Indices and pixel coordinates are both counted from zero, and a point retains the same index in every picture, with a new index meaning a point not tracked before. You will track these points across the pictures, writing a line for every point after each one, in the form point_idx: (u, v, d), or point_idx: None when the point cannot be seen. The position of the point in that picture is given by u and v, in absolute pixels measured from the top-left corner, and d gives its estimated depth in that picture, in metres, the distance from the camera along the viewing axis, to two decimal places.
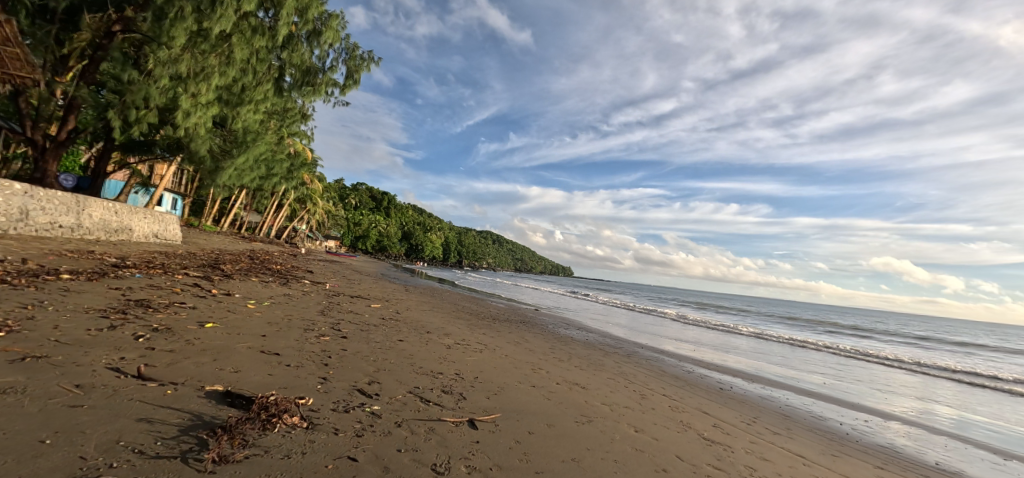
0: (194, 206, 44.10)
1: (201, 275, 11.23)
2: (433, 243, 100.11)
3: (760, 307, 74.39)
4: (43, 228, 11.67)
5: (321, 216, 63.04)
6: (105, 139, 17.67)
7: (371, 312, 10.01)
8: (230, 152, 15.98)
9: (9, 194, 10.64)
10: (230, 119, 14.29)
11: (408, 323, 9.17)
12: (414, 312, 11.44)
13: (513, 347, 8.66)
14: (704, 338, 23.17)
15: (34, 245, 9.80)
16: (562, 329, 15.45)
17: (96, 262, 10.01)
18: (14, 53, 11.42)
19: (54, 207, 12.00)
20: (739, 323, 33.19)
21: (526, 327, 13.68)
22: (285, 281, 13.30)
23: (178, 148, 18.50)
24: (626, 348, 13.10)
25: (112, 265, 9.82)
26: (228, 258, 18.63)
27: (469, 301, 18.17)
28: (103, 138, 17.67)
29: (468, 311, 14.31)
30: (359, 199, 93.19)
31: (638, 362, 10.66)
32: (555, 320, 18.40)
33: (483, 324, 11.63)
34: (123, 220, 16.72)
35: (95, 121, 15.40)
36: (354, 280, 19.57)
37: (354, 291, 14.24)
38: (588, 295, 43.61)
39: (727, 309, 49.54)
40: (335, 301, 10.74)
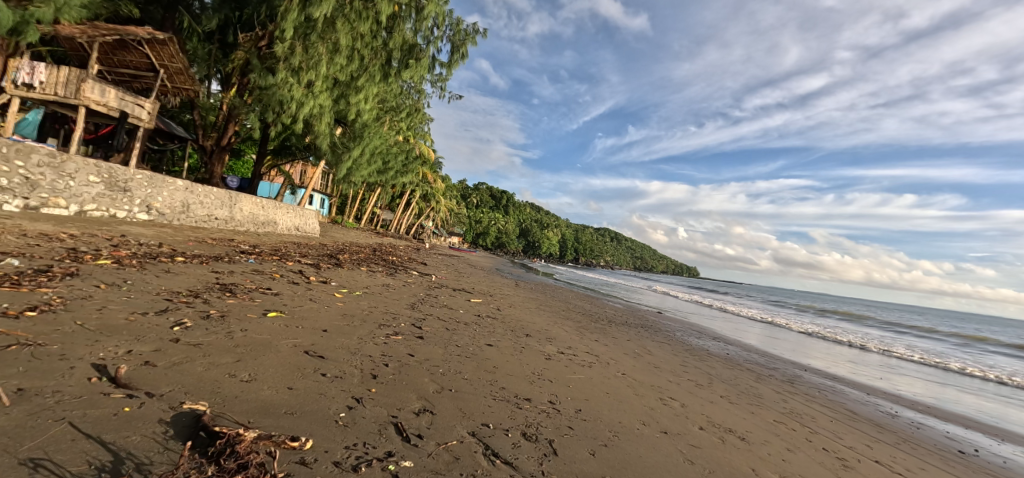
0: (340, 207, 51.38)
1: (314, 263, 11.67)
2: (543, 240, 99.97)
3: (974, 326, 55.36)
4: (201, 219, 13.61)
5: (441, 214, 67.75)
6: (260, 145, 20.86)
7: (464, 307, 8.91)
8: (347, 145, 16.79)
9: (175, 189, 12.43)
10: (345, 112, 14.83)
11: (503, 324, 7.78)
12: (515, 310, 10.03)
13: (632, 361, 6.58)
14: (900, 365, 17.08)
15: (184, 233, 11.25)
16: (695, 340, 12.41)
17: (228, 249, 11.08)
18: (177, 68, 13.33)
19: (209, 201, 13.90)
20: (954, 347, 24.29)
21: (646, 334, 11.18)
22: (387, 272, 13.20)
23: (309, 150, 20.77)
24: (786, 370, 9.62)
25: (240, 252, 10.73)
26: (350, 250, 20.05)
27: (579, 301, 16.20)
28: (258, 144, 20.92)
29: (577, 312, 12.40)
30: (478, 198, 97.80)
31: (813, 392, 7.34)
32: (683, 327, 15.28)
33: (594, 329, 9.65)
34: (269, 214, 19.21)
35: (246, 128, 18.18)
36: (461, 273, 19.23)
37: (456, 284, 13.57)
38: (722, 299, 37.50)
39: (928, 328, 37.47)
40: (431, 294, 9.91)
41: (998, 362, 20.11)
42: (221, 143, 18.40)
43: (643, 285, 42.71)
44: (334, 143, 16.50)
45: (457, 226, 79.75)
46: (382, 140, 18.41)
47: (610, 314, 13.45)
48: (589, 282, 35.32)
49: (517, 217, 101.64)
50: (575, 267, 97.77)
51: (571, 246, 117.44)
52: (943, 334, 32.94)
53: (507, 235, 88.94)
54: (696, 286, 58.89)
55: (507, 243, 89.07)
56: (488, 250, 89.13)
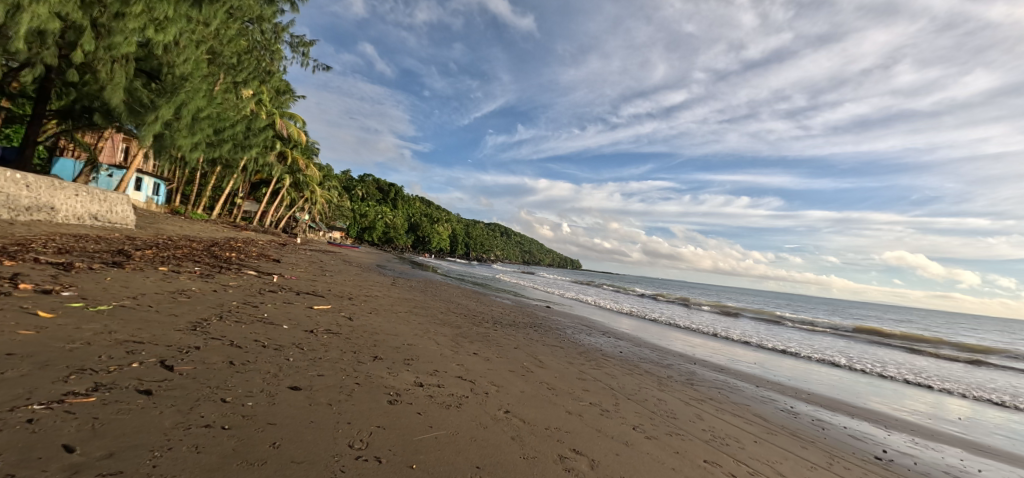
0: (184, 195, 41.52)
1: (74, 256, 7.71)
2: (442, 236, 97.10)
3: (785, 304, 69.86)
4: None
5: (323, 206, 60.24)
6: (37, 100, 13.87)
7: (299, 320, 6.35)
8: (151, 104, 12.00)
9: None
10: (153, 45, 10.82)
11: (347, 342, 5.51)
12: (374, 318, 7.73)
13: (521, 384, 5.03)
14: (752, 345, 19.22)
15: None
16: (587, 337, 11.61)
17: None
18: None
19: None
20: (778, 325, 29.25)
21: (536, 336, 9.88)
22: (205, 274, 9.51)
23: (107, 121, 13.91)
24: (678, 366, 9.23)
25: None
26: (173, 245, 15.05)
27: (465, 300, 14.44)
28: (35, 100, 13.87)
29: (460, 315, 10.60)
30: (368, 191, 90.26)
31: (712, 397, 6.75)
32: (574, 322, 14.74)
33: (476, 337, 7.91)
34: (41, 197, 12.35)
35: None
36: (327, 273, 15.84)
37: (307, 286, 10.53)
38: (606, 292, 40.03)
39: (759, 310, 44.97)
40: (251, 303, 6.99)
41: (812, 336, 24.32)
42: None
43: (534, 279, 43.12)
44: (131, 97, 11.63)
45: (343, 219, 71.65)
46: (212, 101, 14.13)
47: (497, 315, 11.94)
48: (480, 278, 34.01)
49: (412, 212, 96.63)
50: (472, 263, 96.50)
51: (467, 241, 115.89)
52: (769, 314, 39.70)
53: (399, 230, 83.36)
54: (582, 279, 62.30)
55: (400, 238, 83.47)
56: (378, 246, 82.23)
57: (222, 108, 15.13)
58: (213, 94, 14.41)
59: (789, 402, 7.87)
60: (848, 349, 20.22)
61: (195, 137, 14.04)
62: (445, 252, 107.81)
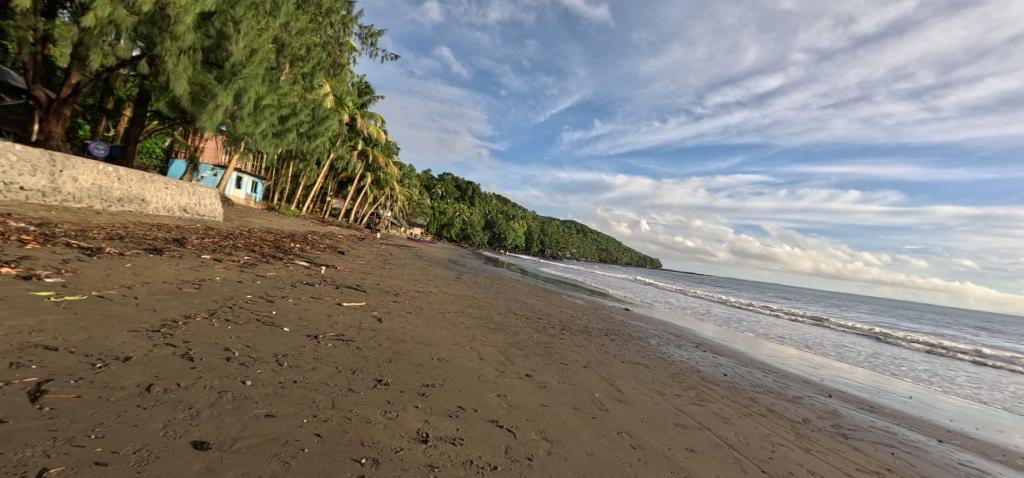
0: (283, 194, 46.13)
1: (124, 242, 7.64)
2: (513, 232, 96.76)
3: (929, 316, 56.79)
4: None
5: (401, 204, 63.07)
6: (139, 103, 15.29)
7: (307, 321, 5.23)
8: (211, 90, 12.00)
9: None
10: (211, 26, 11.17)
11: (353, 354, 4.16)
12: (410, 318, 6.40)
13: (585, 437, 3.22)
14: (901, 369, 14.76)
15: None
16: (676, 352, 9.21)
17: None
18: None
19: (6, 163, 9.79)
20: (935, 345, 22.75)
21: (611, 348, 7.88)
22: (250, 262, 9.06)
23: (185, 116, 14.30)
24: (811, 402, 6.57)
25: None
26: (247, 235, 15.59)
27: (529, 298, 12.77)
28: (137, 103, 15.30)
29: (518, 316, 8.94)
30: (444, 189, 93.32)
31: (896, 468, 4.17)
32: (657, 329, 12.33)
33: (531, 348, 6.17)
34: (133, 189, 13.40)
35: (95, 75, 12.45)
36: (387, 265, 15.18)
37: (355, 278, 9.68)
38: (695, 295, 35.56)
39: (899, 326, 36.49)
40: (265, 297, 6.08)
41: (985, 361, 18.39)
42: (63, 95, 12.70)
43: (612, 279, 39.92)
44: (198, 87, 11.88)
45: (420, 216, 74.53)
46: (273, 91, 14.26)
47: (564, 319, 10.06)
48: (551, 275, 32.03)
49: (484, 209, 97.81)
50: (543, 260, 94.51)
51: (538, 238, 114.25)
52: (915, 330, 31.80)
53: (472, 227, 84.31)
54: (665, 280, 57.05)
55: (472, 234, 84.72)
56: (451, 242, 84.13)
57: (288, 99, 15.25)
58: (274, 84, 14.52)
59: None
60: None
61: (260, 129, 14.24)
62: (517, 249, 107.53)
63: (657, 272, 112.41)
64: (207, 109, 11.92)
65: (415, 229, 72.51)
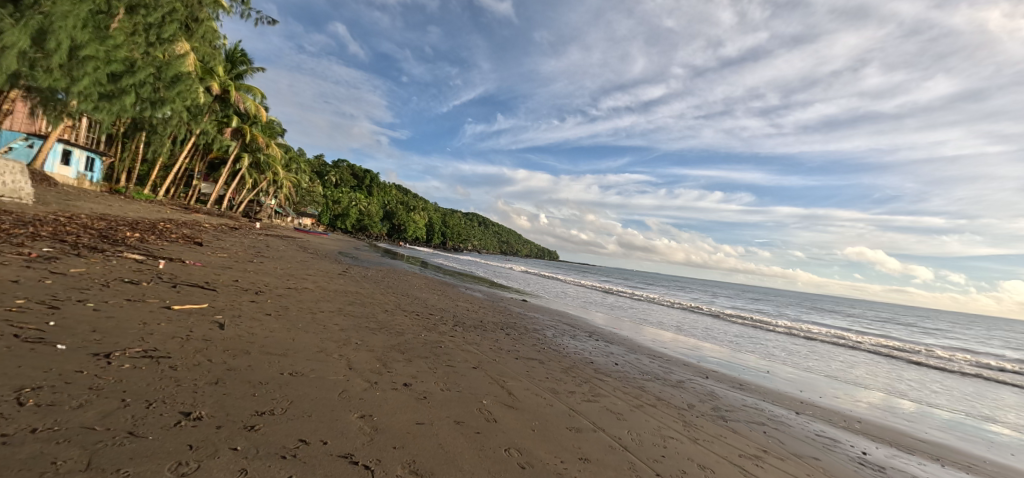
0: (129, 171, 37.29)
1: None
2: (420, 224, 93.90)
3: (760, 297, 70.31)
4: None
5: (291, 190, 56.30)
6: None
7: (105, 332, 3.73)
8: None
9: None
10: None
11: (156, 379, 3.01)
12: (265, 324, 5.23)
13: (467, 462, 2.75)
14: (747, 344, 17.56)
15: None
16: (571, 343, 9.37)
17: None
18: None
19: None
20: (764, 321, 28.01)
21: (506, 343, 7.62)
22: (49, 255, 6.55)
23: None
24: (691, 385, 7.10)
25: None
26: (61, 219, 11.97)
27: (425, 292, 12.03)
28: None
29: (406, 313, 8.18)
30: (343, 177, 85.96)
31: (767, 447, 4.59)
32: (554, 320, 12.58)
33: (416, 350, 5.50)
34: None
35: None
36: (260, 259, 13.00)
37: (204, 276, 7.82)
38: (586, 285, 38.29)
39: (738, 306, 44.22)
40: (39, 299, 4.14)
41: (797, 333, 23.19)
42: None
43: (511, 271, 40.83)
44: None
45: (314, 205, 67.54)
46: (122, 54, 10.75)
47: (459, 313, 9.56)
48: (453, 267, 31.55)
49: (390, 199, 92.92)
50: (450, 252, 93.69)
51: (445, 230, 112.58)
52: (749, 309, 39.01)
53: (371, 217, 79.24)
54: (561, 271, 60.74)
55: (375, 226, 79.90)
56: (351, 233, 78.02)
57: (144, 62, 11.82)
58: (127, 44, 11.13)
59: (852, 444, 5.63)
60: (843, 350, 18.87)
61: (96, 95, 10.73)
62: (424, 241, 104.63)
63: (556, 264, 119.71)
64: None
65: (307, 219, 65.35)
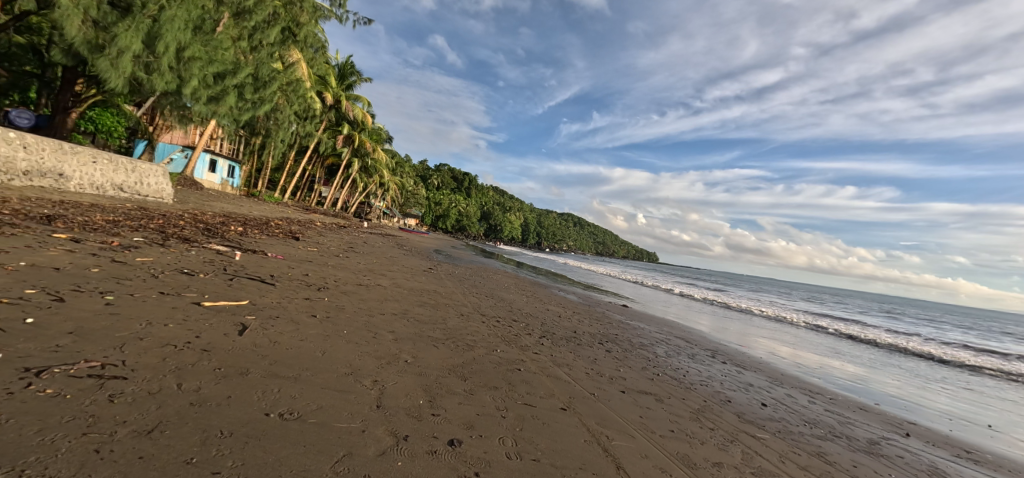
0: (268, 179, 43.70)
1: None
2: (512, 224, 95.20)
3: (930, 315, 56.22)
4: None
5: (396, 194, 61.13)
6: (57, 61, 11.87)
7: (83, 336, 2.85)
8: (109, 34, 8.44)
9: None
10: None
11: (61, 420, 1.94)
12: (303, 329, 4.21)
13: None
14: (938, 378, 12.92)
15: None
16: (691, 372, 7.13)
17: None
18: None
19: None
20: (955, 349, 21.23)
21: (605, 367, 5.87)
22: (131, 244, 6.42)
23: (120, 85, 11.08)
24: (900, 459, 4.58)
25: None
26: (188, 214, 13.29)
27: (511, 294, 10.74)
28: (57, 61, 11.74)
29: (484, 318, 6.82)
30: (443, 180, 91.48)
31: None
32: (662, 334, 10.35)
33: (484, 376, 4.04)
34: (44, 162, 10.39)
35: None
36: (349, 254, 12.98)
37: (277, 269, 7.39)
38: (698, 291, 34.11)
39: (902, 325, 35.08)
40: (52, 290, 3.54)
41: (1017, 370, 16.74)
42: None
43: (610, 272, 38.40)
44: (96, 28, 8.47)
45: (416, 207, 72.66)
46: (229, 56, 11.39)
47: (548, 321, 7.95)
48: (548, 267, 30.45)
49: (484, 201, 96.02)
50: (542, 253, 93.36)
51: (536, 230, 112.09)
52: (922, 331, 30.62)
53: (470, 218, 82.49)
54: (664, 275, 55.97)
55: (471, 226, 83.35)
56: (449, 233, 82.67)
57: (248, 66, 12.48)
58: (232, 48, 11.78)
59: None
60: None
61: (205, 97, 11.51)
62: (515, 241, 106.12)
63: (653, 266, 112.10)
64: (110, 58, 8.46)
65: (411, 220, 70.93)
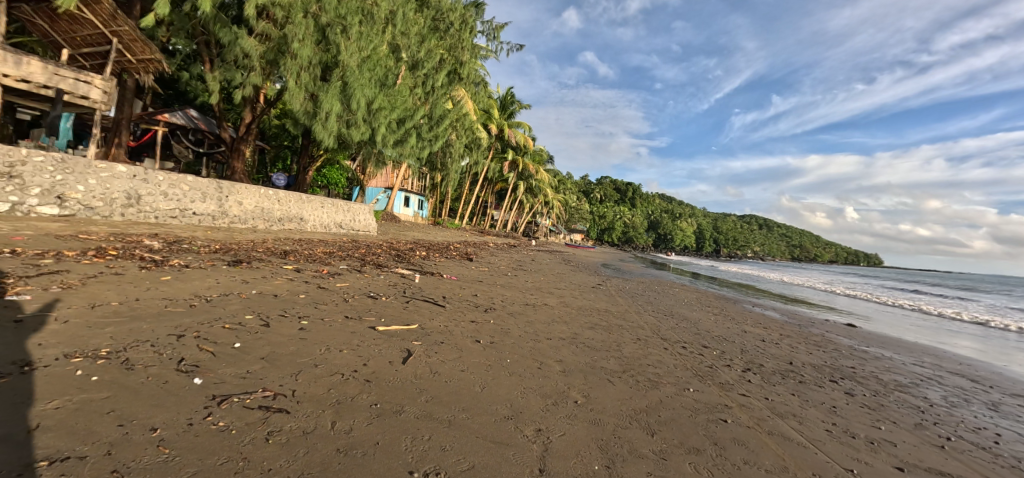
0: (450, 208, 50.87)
1: (229, 257, 7.18)
2: (684, 231, 86.13)
3: None
4: (167, 216, 10.14)
5: (562, 210, 62.79)
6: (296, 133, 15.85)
7: (271, 362, 3.04)
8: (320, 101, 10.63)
9: (112, 177, 8.87)
10: (327, 32, 9.84)
11: (217, 463, 1.80)
12: (468, 356, 3.87)
13: None
14: None
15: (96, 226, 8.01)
16: (1013, 438, 4.16)
17: (118, 237, 7.44)
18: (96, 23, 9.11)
19: (178, 192, 10.36)
20: None
21: (861, 421, 3.94)
22: (337, 271, 7.59)
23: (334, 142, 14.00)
24: None
25: (120, 244, 6.76)
26: (384, 243, 15.82)
27: (698, 312, 8.98)
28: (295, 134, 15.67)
29: (668, 345, 5.54)
30: (602, 193, 90.54)
31: None
32: (931, 369, 7.03)
33: (679, 430, 2.93)
34: (292, 209, 13.77)
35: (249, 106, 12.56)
36: (516, 273, 13.20)
37: (448, 291, 7.69)
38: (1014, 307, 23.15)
39: None
40: (265, 315, 4.13)
41: None
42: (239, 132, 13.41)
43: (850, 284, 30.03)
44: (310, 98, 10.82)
45: (579, 221, 73.36)
46: (409, 103, 13.28)
47: (751, 348, 6.13)
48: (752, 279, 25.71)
49: (645, 209, 90.49)
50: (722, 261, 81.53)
51: (710, 236, 98.96)
52: None
53: (637, 229, 79.00)
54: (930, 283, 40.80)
55: (637, 237, 79.50)
56: (614, 246, 80.70)
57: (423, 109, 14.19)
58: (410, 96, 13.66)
59: None
60: None
61: (393, 140, 13.61)
62: (687, 249, 96.08)
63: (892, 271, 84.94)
64: (321, 119, 10.69)
65: (574, 235, 72.03)
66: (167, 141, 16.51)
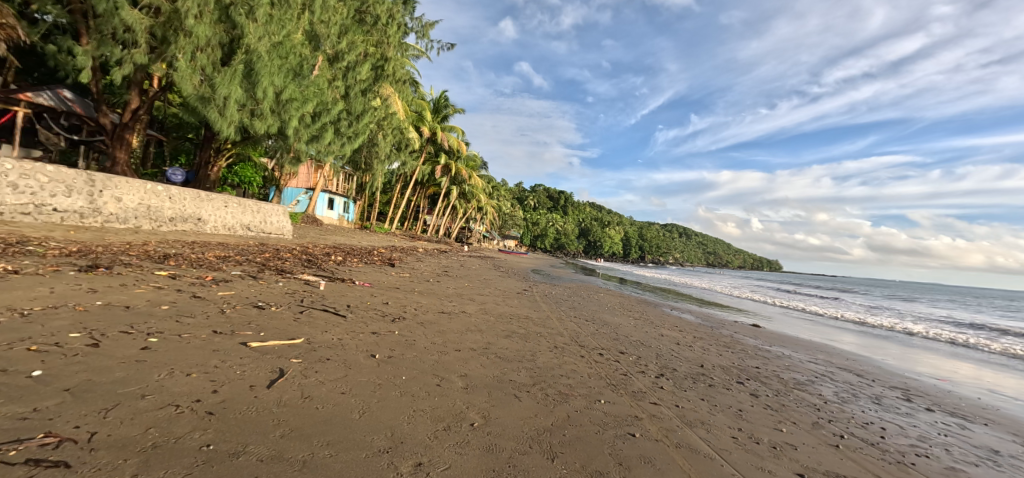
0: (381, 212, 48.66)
1: (77, 261, 5.88)
2: (613, 239, 90.97)
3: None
4: (16, 212, 8.43)
5: (496, 216, 63.12)
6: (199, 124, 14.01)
7: (78, 395, 2.34)
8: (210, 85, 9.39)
9: None
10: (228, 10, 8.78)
11: None
12: (356, 374, 3.38)
13: None
14: None
15: None
16: (895, 433, 4.52)
17: None
18: None
19: (33, 184, 8.62)
20: None
21: (763, 425, 4.02)
22: (224, 278, 6.57)
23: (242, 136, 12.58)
24: None
25: None
26: (300, 247, 14.50)
27: (617, 317, 9.14)
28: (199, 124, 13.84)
29: (583, 352, 5.42)
30: (534, 201, 92.95)
31: None
32: (823, 366, 7.69)
33: (584, 452, 2.70)
34: (187, 208, 12.11)
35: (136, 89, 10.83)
36: (440, 278, 12.73)
37: (357, 299, 7.02)
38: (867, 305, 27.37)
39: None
40: (97, 333, 3.28)
41: None
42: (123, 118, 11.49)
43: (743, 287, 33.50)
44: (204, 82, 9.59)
45: (514, 228, 74.31)
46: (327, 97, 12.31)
47: (665, 353, 6.23)
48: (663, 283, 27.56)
49: (580, 217, 94.21)
50: (647, 267, 87.40)
51: (637, 244, 105.64)
52: None
53: (568, 236, 81.77)
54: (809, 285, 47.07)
55: (569, 243, 82.58)
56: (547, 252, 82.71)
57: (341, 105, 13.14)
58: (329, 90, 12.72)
59: None
60: None
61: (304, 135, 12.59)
62: (617, 256, 101.44)
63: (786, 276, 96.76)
64: (218, 106, 9.51)
65: (510, 241, 72.66)
66: (27, 123, 13.74)
